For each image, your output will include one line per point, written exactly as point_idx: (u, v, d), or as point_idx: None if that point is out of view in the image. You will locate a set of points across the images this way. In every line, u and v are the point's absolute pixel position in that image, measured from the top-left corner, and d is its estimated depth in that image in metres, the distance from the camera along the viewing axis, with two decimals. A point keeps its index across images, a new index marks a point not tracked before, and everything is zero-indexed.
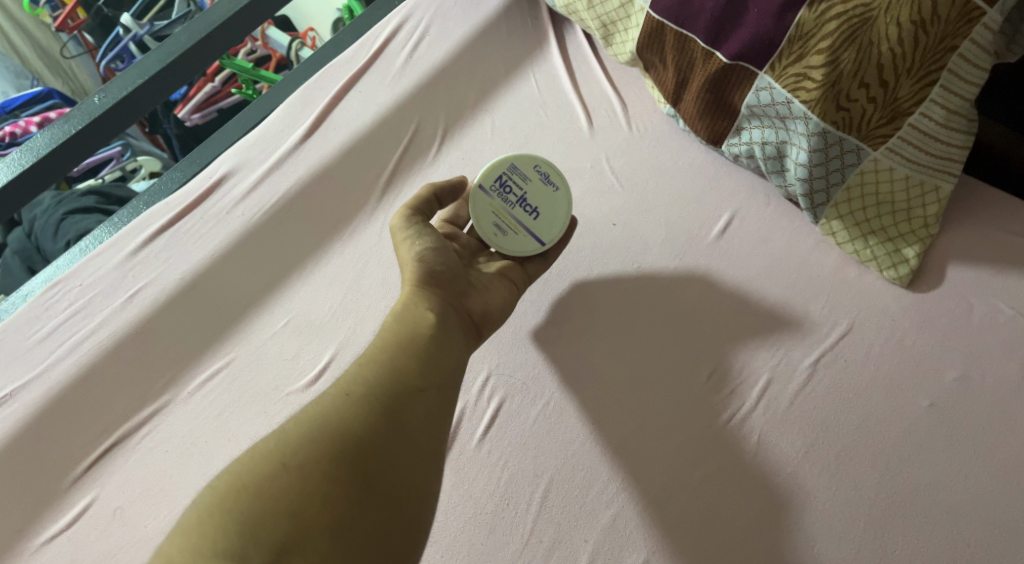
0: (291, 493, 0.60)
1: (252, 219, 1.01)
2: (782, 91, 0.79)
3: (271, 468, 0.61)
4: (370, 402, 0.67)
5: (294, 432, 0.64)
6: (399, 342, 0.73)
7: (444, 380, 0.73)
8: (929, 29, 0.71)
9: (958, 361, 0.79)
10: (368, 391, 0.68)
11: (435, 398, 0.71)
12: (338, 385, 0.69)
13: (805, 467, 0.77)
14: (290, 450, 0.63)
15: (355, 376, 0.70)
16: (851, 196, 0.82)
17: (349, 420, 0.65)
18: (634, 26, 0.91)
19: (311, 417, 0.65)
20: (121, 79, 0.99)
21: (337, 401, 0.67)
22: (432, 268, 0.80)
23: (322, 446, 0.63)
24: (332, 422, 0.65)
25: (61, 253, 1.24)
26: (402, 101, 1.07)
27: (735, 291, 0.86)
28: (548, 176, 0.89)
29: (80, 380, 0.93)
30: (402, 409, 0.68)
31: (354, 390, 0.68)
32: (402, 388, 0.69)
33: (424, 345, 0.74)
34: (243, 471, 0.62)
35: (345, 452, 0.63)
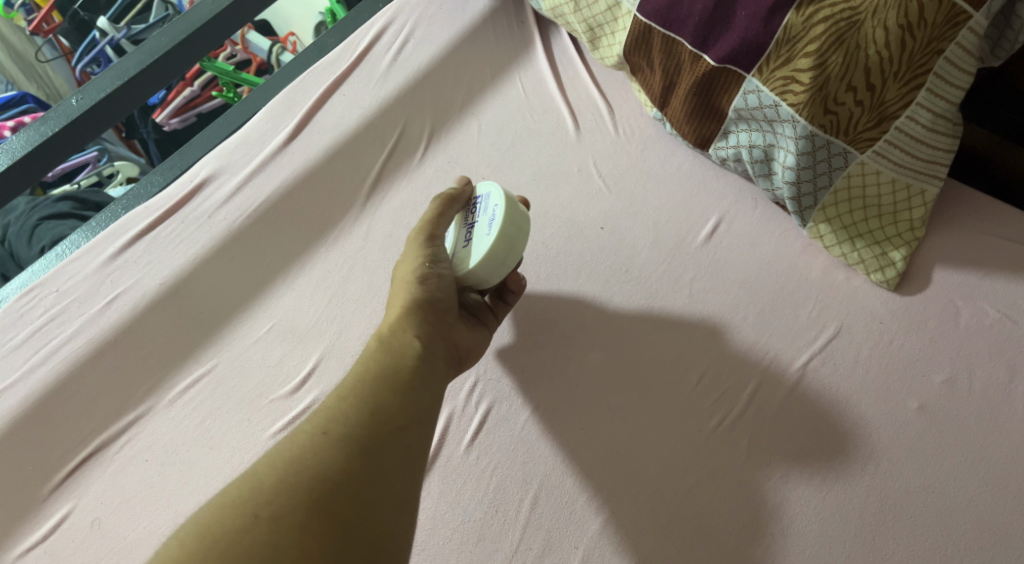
0: (261, 545, 0.59)
1: (235, 224, 0.99)
2: (770, 94, 0.79)
3: (243, 520, 0.61)
4: (349, 441, 0.66)
5: (268, 477, 0.63)
6: (379, 374, 0.71)
7: (427, 416, 0.71)
8: (916, 33, 0.71)
9: (945, 364, 0.79)
10: (347, 430, 0.67)
11: (418, 438, 0.69)
12: (315, 420, 0.68)
13: (796, 471, 0.77)
14: (264, 500, 0.62)
15: (334, 411, 0.68)
16: (838, 199, 0.83)
17: (325, 464, 0.64)
18: (621, 30, 0.91)
19: (287, 463, 0.64)
20: (99, 81, 0.97)
21: (314, 441, 0.66)
22: (432, 292, 0.78)
23: (295, 494, 0.62)
24: (306, 468, 0.64)
25: (35, 259, 1.22)
26: (387, 104, 1.06)
27: (723, 295, 0.86)
28: (494, 221, 0.82)
29: (57, 388, 0.91)
30: (381, 449, 0.66)
31: (332, 428, 0.67)
32: (382, 425, 0.68)
33: (407, 378, 0.72)
34: (214, 521, 0.61)
35: (320, 500, 0.62)
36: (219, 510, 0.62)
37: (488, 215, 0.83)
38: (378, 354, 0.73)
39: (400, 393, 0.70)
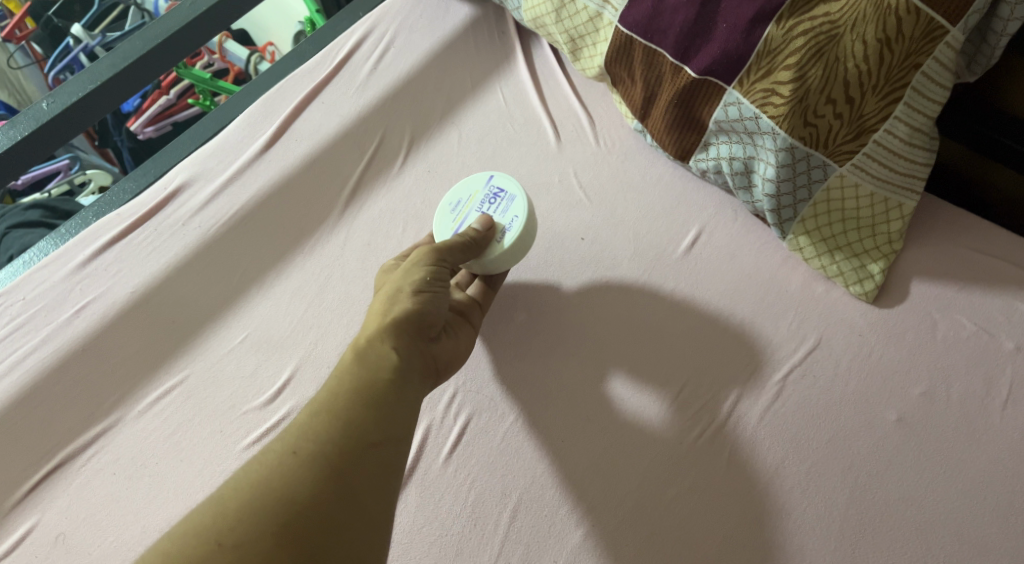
0: None
1: (210, 231, 0.98)
2: (751, 106, 0.80)
3: (206, 549, 0.60)
4: (320, 461, 0.65)
5: (233, 502, 0.62)
6: (354, 388, 0.70)
7: (403, 432, 0.69)
8: (894, 47, 0.72)
9: (923, 377, 0.79)
10: (316, 449, 0.65)
11: (391, 452, 0.68)
12: (285, 438, 0.66)
13: (777, 483, 0.76)
14: (227, 529, 0.61)
15: (305, 429, 0.67)
16: (817, 212, 0.83)
17: (292, 487, 0.63)
18: (602, 40, 0.90)
19: (253, 485, 0.63)
20: (70, 85, 0.95)
21: (283, 461, 0.65)
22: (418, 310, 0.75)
23: (260, 520, 0.61)
24: (273, 492, 0.62)
25: None
26: (367, 112, 1.05)
27: (704, 306, 0.86)
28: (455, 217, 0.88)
29: (22, 399, 0.88)
30: (353, 469, 0.65)
31: (302, 447, 0.65)
32: (353, 442, 0.66)
33: (382, 394, 0.70)
34: (175, 549, 0.61)
35: (288, 527, 0.61)
36: (182, 542, 0.61)
37: (500, 226, 0.86)
38: (352, 367, 0.71)
39: (373, 409, 0.68)
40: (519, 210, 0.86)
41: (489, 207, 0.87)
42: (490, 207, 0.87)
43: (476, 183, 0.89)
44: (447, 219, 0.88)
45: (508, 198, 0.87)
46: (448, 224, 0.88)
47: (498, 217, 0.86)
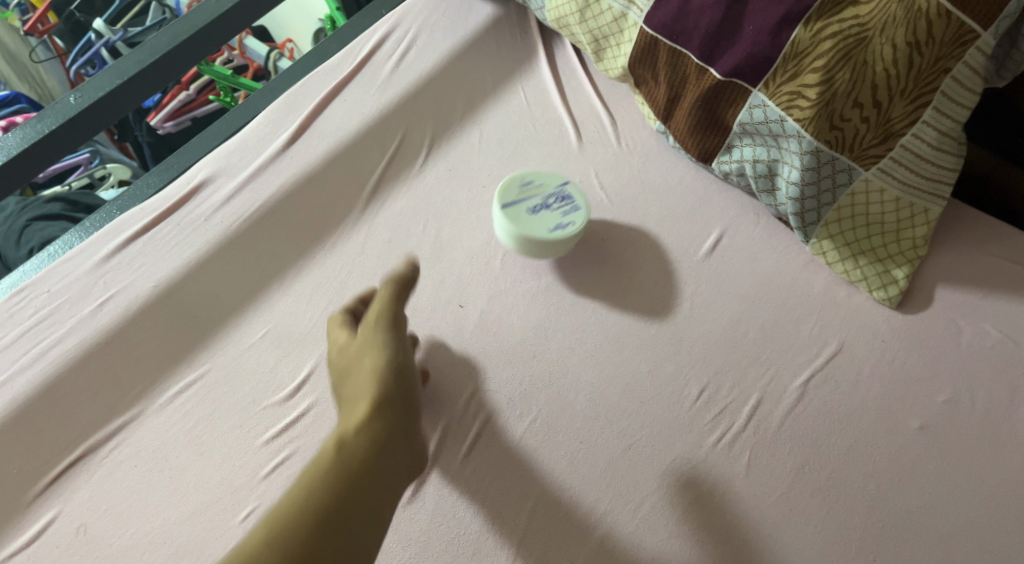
0: None
1: (231, 227, 0.98)
2: (776, 108, 0.79)
3: None
4: (321, 516, 0.67)
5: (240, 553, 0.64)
6: (344, 453, 0.72)
7: (384, 479, 0.72)
8: (924, 50, 0.71)
9: (948, 385, 0.78)
10: (318, 503, 0.68)
11: (381, 506, 0.71)
12: (290, 491, 0.68)
13: (798, 489, 0.76)
14: None
15: (307, 483, 0.69)
16: (841, 216, 0.83)
17: (294, 542, 0.65)
18: (627, 41, 0.90)
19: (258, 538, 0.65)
20: (98, 80, 0.96)
21: (283, 513, 0.67)
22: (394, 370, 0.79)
23: None
24: (276, 547, 0.64)
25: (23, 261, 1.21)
26: (388, 110, 1.05)
27: (724, 309, 0.86)
28: (528, 186, 0.91)
29: (45, 391, 0.89)
30: (349, 521, 0.68)
31: (304, 500, 0.67)
32: (350, 491, 0.69)
33: (369, 457, 0.72)
34: None
35: None
36: None
37: (553, 221, 0.89)
38: (340, 444, 0.73)
39: (364, 470, 0.72)
40: (578, 220, 0.89)
41: (555, 203, 0.90)
42: (557, 204, 0.90)
43: (552, 180, 0.92)
44: (514, 189, 0.91)
45: (574, 205, 0.90)
46: (512, 195, 0.91)
47: (556, 214, 0.89)
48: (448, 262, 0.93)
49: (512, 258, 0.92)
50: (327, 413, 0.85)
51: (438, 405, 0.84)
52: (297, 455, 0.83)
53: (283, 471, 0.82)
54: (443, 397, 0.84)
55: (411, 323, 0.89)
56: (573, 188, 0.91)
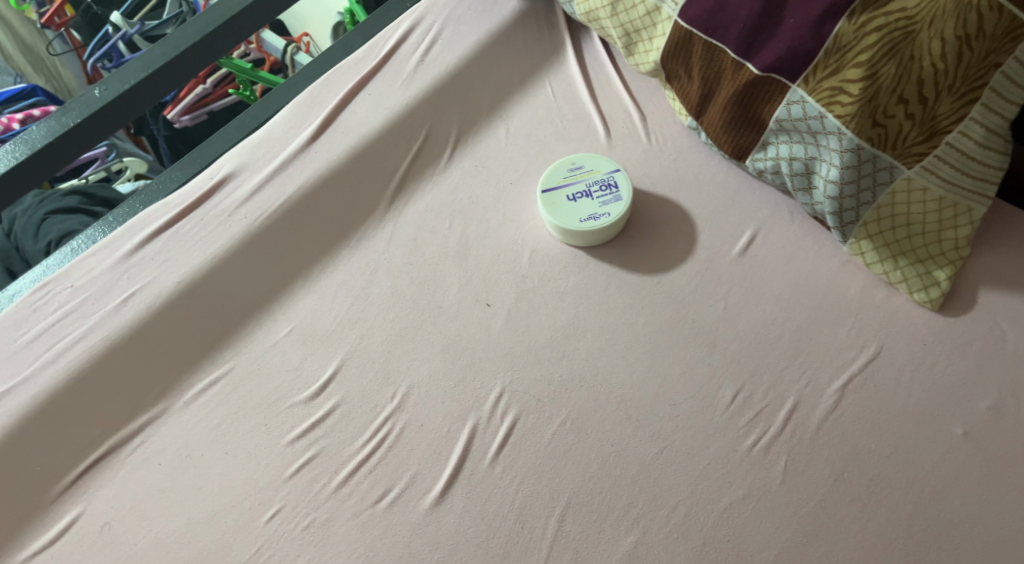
0: None
1: (255, 223, 0.97)
2: (816, 104, 0.77)
3: None
4: None
5: None
6: None
7: None
8: (974, 44, 0.69)
9: (992, 390, 0.76)
10: None
11: None
12: None
13: (836, 496, 0.74)
14: None
15: None
16: (881, 215, 0.80)
17: None
18: (660, 35, 0.88)
19: None
20: (123, 73, 0.95)
21: None
22: None
23: None
24: None
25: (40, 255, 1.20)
26: (413, 105, 1.04)
27: (759, 310, 0.83)
28: (576, 168, 0.93)
29: (68, 388, 0.88)
30: None
31: None
32: None
33: None
34: None
35: None
36: None
37: (589, 209, 0.89)
38: None
39: None
40: (616, 211, 0.89)
41: (597, 192, 0.91)
42: (598, 193, 0.90)
43: (603, 165, 0.93)
44: (560, 172, 0.93)
45: (616, 196, 0.90)
46: (558, 176, 0.93)
47: (594, 203, 0.89)
48: (475, 260, 0.91)
49: (540, 256, 0.91)
50: (352, 413, 0.83)
51: (465, 405, 0.82)
52: (322, 455, 0.81)
53: (308, 472, 0.81)
54: (470, 397, 0.83)
55: (438, 321, 0.88)
56: (621, 177, 0.91)
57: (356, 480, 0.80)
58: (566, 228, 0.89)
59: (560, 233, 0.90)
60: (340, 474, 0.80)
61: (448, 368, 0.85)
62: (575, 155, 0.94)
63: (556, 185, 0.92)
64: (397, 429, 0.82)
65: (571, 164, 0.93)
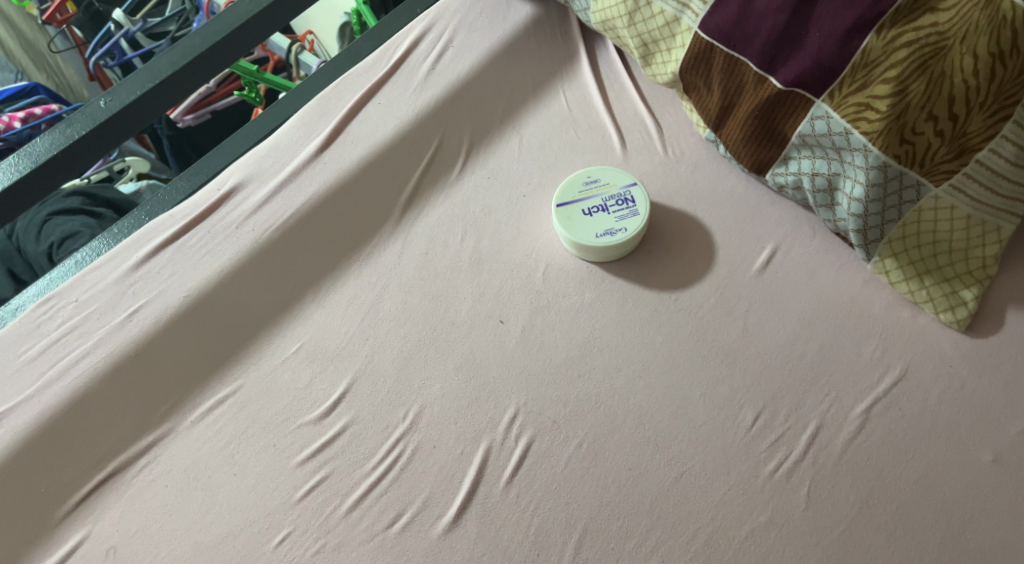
0: None
1: (263, 235, 0.95)
2: (841, 120, 0.75)
3: None
4: None
5: None
6: None
7: None
8: (1008, 61, 0.66)
9: (1021, 415, 0.74)
10: None
11: None
12: None
13: (862, 523, 0.72)
14: None
15: None
16: (906, 233, 0.79)
17: None
18: (679, 46, 0.86)
19: None
20: (129, 83, 0.93)
21: None
22: None
23: None
24: None
25: (42, 256, 1.20)
26: (424, 114, 1.01)
27: (780, 329, 0.81)
28: (592, 182, 0.91)
29: (74, 405, 0.86)
30: None
31: None
32: None
33: None
34: None
35: None
36: None
37: (605, 224, 0.87)
38: None
39: None
40: (632, 226, 0.87)
41: (613, 205, 0.89)
42: (614, 207, 0.88)
43: (620, 179, 0.90)
44: (576, 186, 0.91)
45: (632, 210, 0.88)
46: (573, 190, 0.91)
47: (611, 218, 0.87)
48: (488, 275, 0.89)
49: (554, 272, 0.88)
50: (362, 433, 0.81)
51: (479, 426, 0.80)
52: (333, 477, 0.79)
53: (318, 495, 0.79)
54: (484, 418, 0.81)
55: (451, 338, 0.85)
56: (638, 191, 0.89)
57: (367, 504, 0.78)
58: (582, 243, 0.86)
59: (577, 250, 0.88)
60: (351, 497, 0.78)
61: (461, 387, 0.82)
62: (590, 168, 0.92)
63: (571, 199, 0.90)
64: (409, 451, 0.80)
65: (586, 177, 0.91)
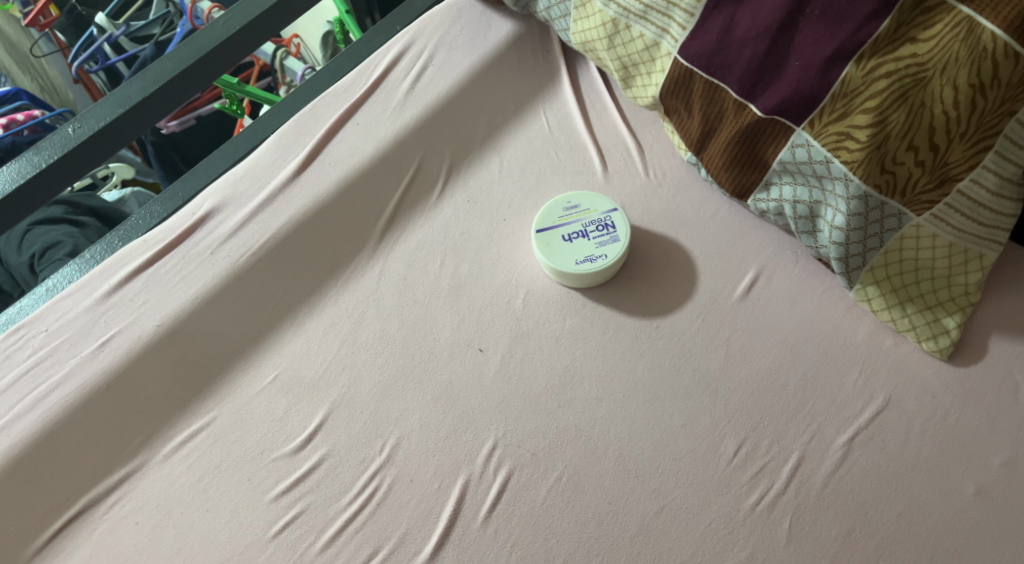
0: None
1: (239, 261, 0.93)
2: (822, 149, 0.74)
3: None
4: None
5: None
6: None
7: None
8: (988, 93, 0.66)
9: (1004, 446, 0.74)
10: None
11: None
12: None
13: (843, 559, 0.71)
14: None
15: None
16: (888, 261, 0.78)
17: None
18: (659, 70, 0.85)
19: None
20: (99, 109, 0.91)
21: None
22: None
23: None
24: None
25: (24, 267, 1.19)
26: (403, 135, 1.00)
27: (762, 358, 0.80)
28: (571, 207, 0.90)
29: (44, 438, 0.84)
30: None
31: None
32: None
33: None
34: None
35: None
36: None
37: (585, 251, 0.86)
38: None
39: None
40: (613, 252, 0.85)
41: (593, 231, 0.87)
42: (595, 232, 0.87)
43: (600, 204, 0.89)
44: (555, 211, 0.90)
45: (613, 236, 0.87)
46: (553, 215, 0.90)
47: (590, 244, 0.86)
48: (467, 302, 0.87)
49: (534, 298, 0.87)
50: (339, 467, 0.80)
51: (457, 459, 0.79)
52: (308, 513, 0.78)
53: (293, 531, 0.77)
54: (462, 450, 0.79)
55: (429, 367, 0.84)
56: (619, 217, 0.88)
57: (343, 540, 0.77)
58: (561, 270, 0.85)
59: (557, 277, 0.87)
60: (326, 533, 0.77)
61: (439, 419, 0.81)
62: (570, 193, 0.91)
63: (550, 225, 0.89)
64: (386, 485, 0.79)
65: (566, 202, 0.90)
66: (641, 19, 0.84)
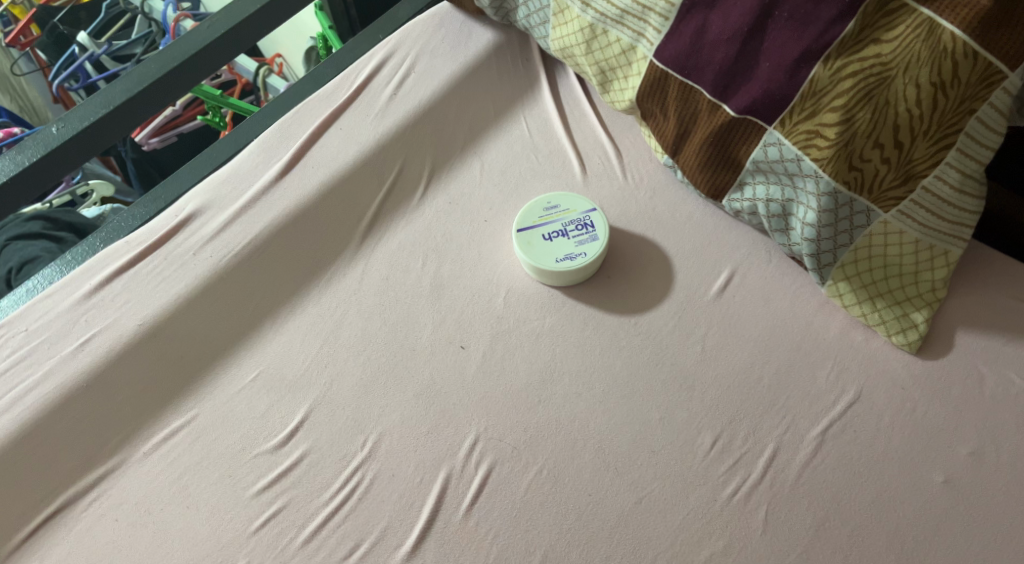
0: None
1: (222, 262, 0.94)
2: (792, 147, 0.76)
3: None
4: None
5: None
6: None
7: None
8: (949, 91, 0.69)
9: (972, 436, 0.76)
10: None
11: None
12: None
13: (818, 547, 0.72)
14: None
15: None
16: (858, 257, 0.80)
17: None
18: (635, 74, 0.87)
19: None
20: (83, 109, 0.92)
21: None
22: None
23: None
24: None
25: None
26: (385, 139, 1.01)
27: (738, 352, 0.82)
28: (552, 207, 0.92)
29: (22, 438, 0.84)
30: None
31: None
32: None
33: None
34: None
35: None
36: None
37: (564, 249, 0.87)
38: None
39: None
40: (592, 251, 0.87)
41: (573, 231, 0.89)
42: (574, 232, 0.89)
43: (579, 205, 0.91)
44: (535, 211, 0.92)
45: (592, 235, 0.88)
46: (533, 215, 0.91)
47: (570, 243, 0.88)
48: (448, 301, 0.88)
49: (515, 296, 0.88)
50: (320, 463, 0.80)
51: (438, 453, 0.80)
52: (289, 508, 0.78)
53: (274, 526, 0.77)
54: (443, 445, 0.80)
55: (411, 365, 0.85)
56: (597, 217, 0.90)
57: (324, 534, 0.77)
58: (543, 267, 0.86)
59: (537, 275, 0.88)
60: (308, 528, 0.77)
61: (420, 414, 0.82)
62: (548, 194, 0.92)
63: (530, 224, 0.91)
64: (367, 479, 0.79)
65: (546, 203, 0.92)
66: (618, 24, 0.86)
